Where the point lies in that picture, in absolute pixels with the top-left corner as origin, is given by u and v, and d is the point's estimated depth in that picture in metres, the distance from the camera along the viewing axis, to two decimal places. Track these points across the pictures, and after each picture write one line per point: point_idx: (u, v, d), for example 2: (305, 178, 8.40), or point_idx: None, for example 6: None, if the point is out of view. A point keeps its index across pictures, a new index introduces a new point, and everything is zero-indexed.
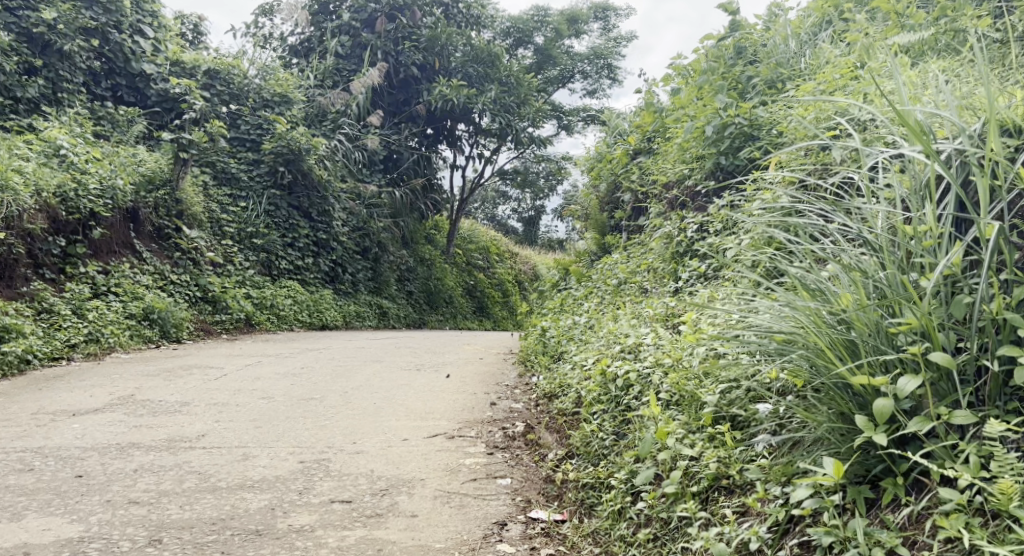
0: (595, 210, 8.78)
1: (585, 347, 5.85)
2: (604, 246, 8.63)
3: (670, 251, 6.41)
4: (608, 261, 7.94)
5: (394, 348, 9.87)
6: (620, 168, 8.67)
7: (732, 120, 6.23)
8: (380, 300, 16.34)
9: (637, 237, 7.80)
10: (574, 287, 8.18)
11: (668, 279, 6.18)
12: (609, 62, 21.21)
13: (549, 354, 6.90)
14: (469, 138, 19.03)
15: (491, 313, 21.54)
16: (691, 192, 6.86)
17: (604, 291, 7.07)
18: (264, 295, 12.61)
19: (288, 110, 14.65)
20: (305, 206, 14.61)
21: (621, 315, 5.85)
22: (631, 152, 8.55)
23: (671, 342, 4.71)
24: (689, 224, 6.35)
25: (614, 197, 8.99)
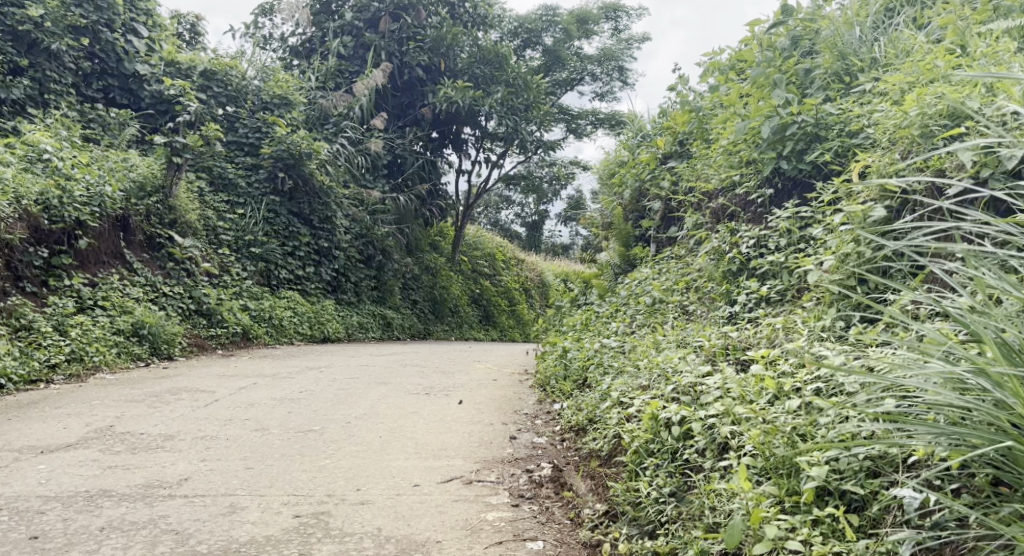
0: (617, 217, 8.14)
1: (623, 376, 5.25)
2: (629, 258, 7.99)
3: (720, 270, 5.87)
4: (636, 276, 7.31)
5: (405, 364, 9.26)
6: (648, 173, 8.03)
7: (795, 118, 5.67)
8: (384, 310, 15.71)
9: (673, 251, 7.16)
10: (599, 304, 7.54)
11: (719, 301, 5.63)
12: (619, 64, 20.62)
13: (576, 380, 6.30)
14: (476, 143, 18.42)
15: (498, 322, 20.88)
16: (744, 201, 6.34)
17: (639, 312, 6.48)
18: (263, 307, 11.97)
19: (289, 113, 14.01)
20: (306, 213, 13.93)
21: (674, 342, 5.28)
22: (658, 158, 7.92)
23: (740, 384, 4.20)
24: (744, 237, 5.86)
25: (640, 204, 8.34)
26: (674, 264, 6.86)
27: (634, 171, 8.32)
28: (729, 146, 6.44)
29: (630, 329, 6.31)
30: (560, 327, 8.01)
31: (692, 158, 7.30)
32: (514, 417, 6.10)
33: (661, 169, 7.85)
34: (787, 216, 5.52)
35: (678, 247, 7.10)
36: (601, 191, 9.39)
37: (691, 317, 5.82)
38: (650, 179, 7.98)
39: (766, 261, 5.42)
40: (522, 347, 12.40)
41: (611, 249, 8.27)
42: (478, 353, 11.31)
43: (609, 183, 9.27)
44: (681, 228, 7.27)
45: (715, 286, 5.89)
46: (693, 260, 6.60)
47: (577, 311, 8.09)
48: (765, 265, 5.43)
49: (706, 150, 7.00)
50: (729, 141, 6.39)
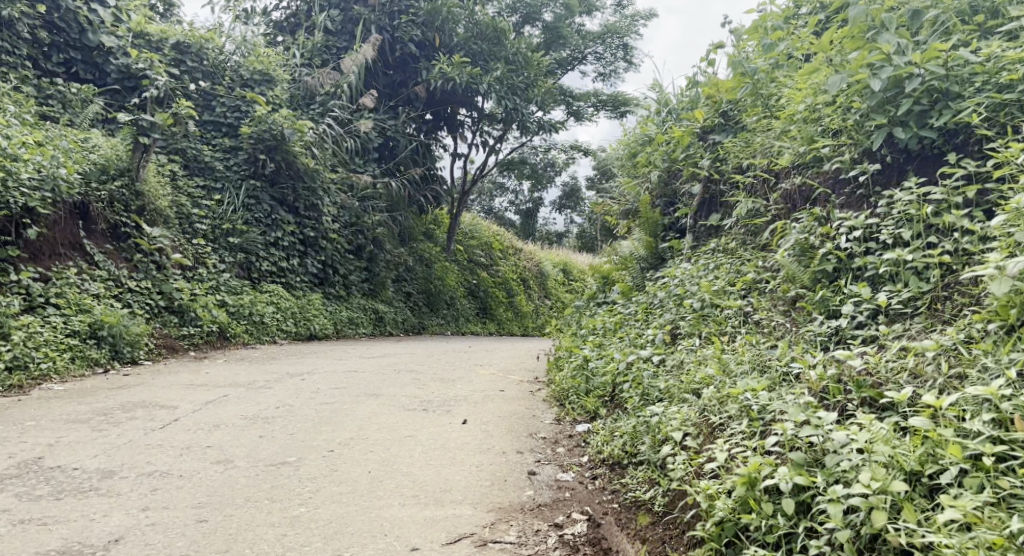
0: (643, 204, 7.09)
1: (693, 408, 4.39)
2: (661, 251, 6.96)
3: (810, 271, 4.96)
4: (675, 275, 6.30)
5: (405, 367, 8.31)
6: (684, 153, 7.04)
7: (914, 69, 4.81)
8: (376, 304, 14.68)
9: (725, 246, 6.16)
10: (630, 305, 6.51)
11: (817, 313, 4.75)
12: (624, 42, 19.59)
13: (610, 399, 5.35)
14: (472, 126, 17.40)
15: (495, 315, 19.85)
16: (832, 178, 5.41)
17: (689, 321, 5.52)
18: (241, 302, 10.91)
19: (271, 90, 12.88)
20: (290, 199, 12.85)
21: (768, 366, 4.46)
22: (692, 134, 6.97)
23: (908, 448, 3.48)
24: (839, 229, 4.96)
25: (672, 190, 7.27)
26: (729, 261, 5.90)
27: (664, 151, 7.32)
28: (809, 108, 5.63)
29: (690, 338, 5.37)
30: (579, 331, 6.99)
31: (755, 124, 6.37)
32: (531, 442, 5.12)
33: (700, 145, 6.90)
34: (912, 196, 4.70)
35: (735, 240, 6.10)
36: (619, 175, 8.36)
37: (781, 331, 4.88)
38: (690, 163, 6.99)
39: (885, 260, 4.60)
40: (535, 345, 11.52)
41: (634, 239, 7.23)
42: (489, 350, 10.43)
43: (628, 166, 8.27)
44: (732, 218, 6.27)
45: (804, 292, 4.97)
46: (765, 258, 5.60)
47: (597, 312, 7.09)
48: (883, 266, 4.61)
49: (771, 119, 6.16)
50: (809, 104, 5.59)
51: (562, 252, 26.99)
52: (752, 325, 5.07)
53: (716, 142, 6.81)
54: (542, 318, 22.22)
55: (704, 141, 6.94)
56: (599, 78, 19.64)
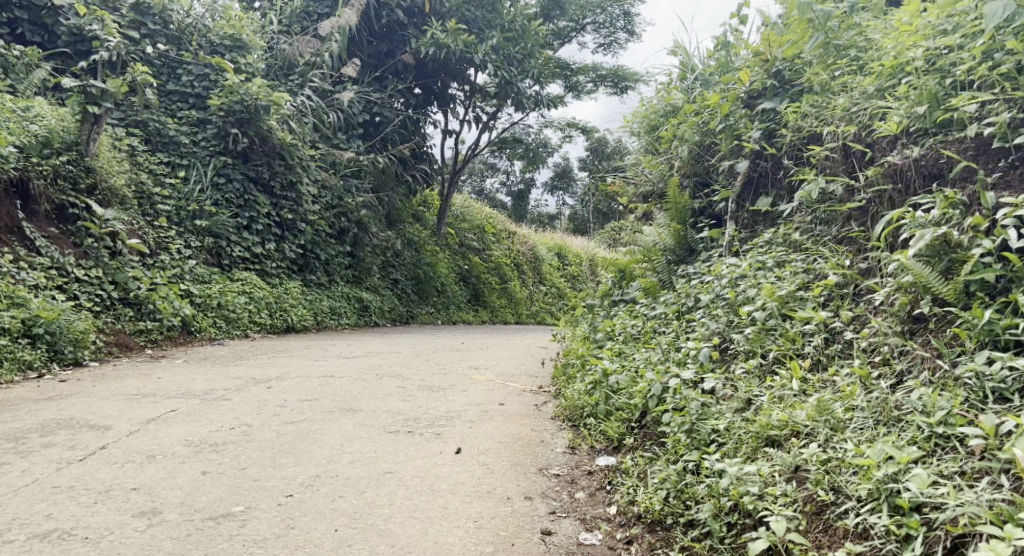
0: (671, 186, 6.19)
1: (783, 472, 3.68)
2: (696, 240, 6.06)
3: (953, 286, 3.95)
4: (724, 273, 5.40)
5: (393, 369, 7.32)
6: (722, 124, 6.15)
7: None
8: (360, 293, 13.69)
9: (791, 239, 5.27)
10: (663, 309, 5.57)
11: (969, 341, 3.81)
12: (624, 11, 18.56)
13: (652, 431, 4.42)
14: (465, 101, 16.33)
15: (488, 302, 18.85)
16: (966, 148, 4.41)
17: (747, 337, 4.67)
18: (209, 292, 9.89)
19: (244, 57, 11.74)
20: (265, 177, 11.73)
21: (898, 422, 3.70)
22: (738, 100, 6.14)
23: None
24: (1006, 225, 3.89)
25: (711, 170, 6.35)
26: (796, 258, 5.02)
27: (698, 121, 6.41)
28: (929, 53, 4.79)
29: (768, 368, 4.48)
30: (595, 334, 6.02)
31: (837, 79, 5.46)
32: (542, 482, 4.21)
33: (745, 114, 6.03)
34: None
35: (801, 234, 5.22)
36: (635, 153, 7.38)
37: (923, 366, 3.93)
38: (734, 139, 6.11)
39: None
40: (536, 339, 10.63)
41: (658, 225, 6.31)
42: (486, 346, 9.48)
43: (649, 143, 7.27)
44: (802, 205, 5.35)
45: (948, 310, 3.97)
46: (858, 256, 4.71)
47: (616, 312, 6.19)
48: None
49: (857, 76, 5.24)
50: (930, 48, 4.75)
51: (555, 235, 25.92)
52: (862, 351, 4.20)
53: (768, 115, 5.86)
54: (536, 305, 21.20)
55: (755, 112, 6.01)
56: (599, 49, 18.61)
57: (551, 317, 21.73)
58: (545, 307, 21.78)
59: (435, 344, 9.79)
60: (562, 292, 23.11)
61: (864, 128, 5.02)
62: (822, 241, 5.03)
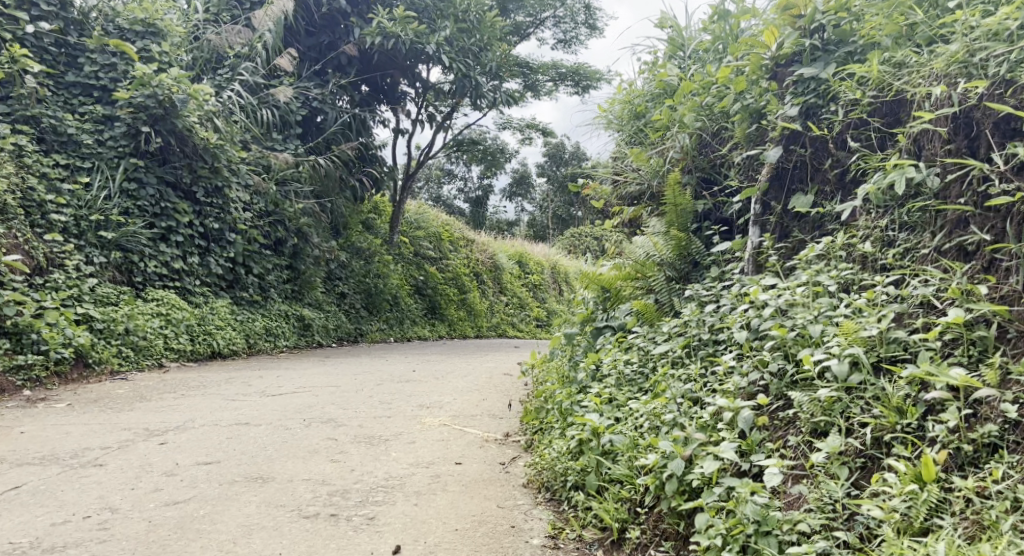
0: (671, 186, 5.11)
1: None
2: (705, 259, 5.04)
3: None
4: (760, 304, 4.34)
5: (332, 410, 6.11)
6: (736, 104, 5.16)
7: None
8: (300, 309, 12.38)
9: (861, 254, 4.26)
10: (671, 345, 4.56)
11: None
12: (586, 4, 17.57)
13: (678, 530, 3.54)
14: (416, 99, 15.25)
15: (446, 315, 17.57)
16: None
17: (813, 398, 3.71)
18: (114, 316, 8.48)
19: (159, 45, 10.33)
20: (186, 182, 10.36)
21: None
22: (751, 81, 5.15)
23: None
24: None
25: (719, 172, 5.42)
26: (883, 280, 4.02)
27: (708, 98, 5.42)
28: None
29: (858, 454, 3.50)
30: (583, 370, 4.98)
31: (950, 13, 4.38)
32: None
33: (762, 90, 5.04)
34: None
35: (879, 248, 4.21)
36: (615, 146, 6.28)
37: None
38: (757, 118, 5.12)
39: None
40: (501, 362, 9.44)
41: (653, 233, 5.24)
42: (442, 373, 8.31)
43: (638, 134, 6.10)
44: (871, 205, 4.38)
45: None
46: (1004, 278, 3.70)
47: (604, 343, 5.11)
48: None
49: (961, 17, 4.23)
50: None
51: (516, 242, 24.71)
52: None
53: (811, 88, 4.79)
54: (496, 317, 19.97)
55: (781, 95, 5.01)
56: (561, 44, 17.60)
57: (512, 329, 20.50)
58: (506, 319, 20.54)
59: (383, 370, 8.57)
60: (523, 302, 21.90)
61: (996, 84, 3.96)
62: (926, 259, 4.00)
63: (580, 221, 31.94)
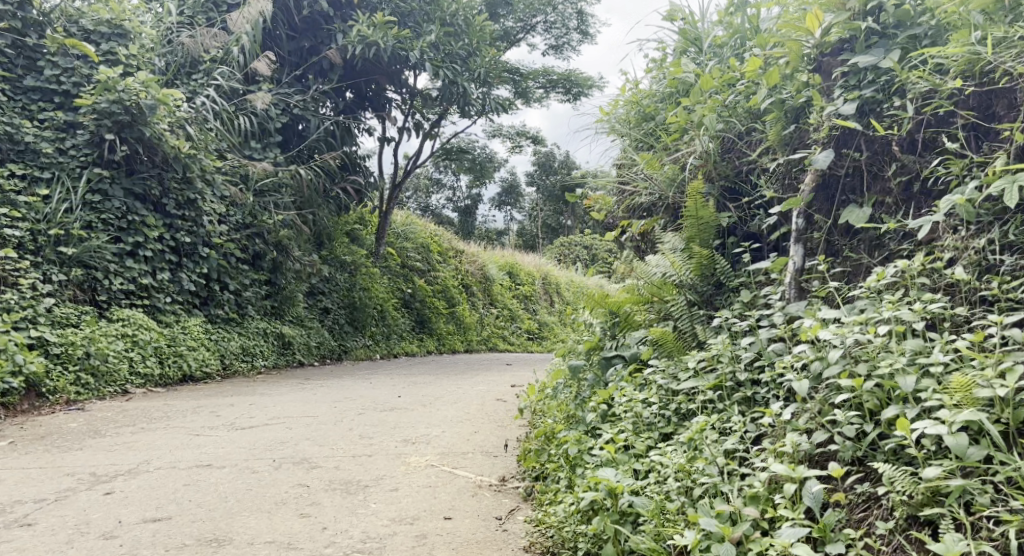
0: (693, 197, 4.59)
1: None
2: (733, 283, 4.52)
3: None
4: (819, 343, 3.80)
5: (309, 447, 5.53)
6: (768, 100, 4.63)
7: None
8: (280, 327, 11.73)
9: (948, 281, 3.76)
10: (698, 385, 4.08)
11: None
12: (577, 9, 17.02)
13: None
14: (403, 106, 14.64)
15: (434, 329, 16.94)
16: None
17: (909, 474, 3.24)
18: (72, 339, 7.84)
19: (125, 48, 9.72)
20: (155, 194, 9.73)
21: None
22: (786, 74, 4.64)
23: None
24: None
25: (745, 180, 4.88)
26: (995, 321, 3.47)
27: (736, 94, 4.89)
28: None
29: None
30: (594, 409, 4.49)
31: None
32: None
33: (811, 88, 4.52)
34: None
35: (975, 278, 3.70)
36: (620, 154, 5.70)
37: None
38: (795, 116, 4.62)
39: None
40: (496, 384, 8.82)
41: (671, 251, 4.74)
42: (432, 397, 7.70)
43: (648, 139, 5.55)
44: (958, 221, 3.85)
45: None
46: None
47: (619, 381, 4.54)
48: None
49: None
50: None
51: (507, 252, 24.09)
52: None
53: (879, 82, 4.27)
54: (487, 330, 19.35)
55: (826, 89, 4.50)
56: (552, 50, 17.04)
57: (504, 342, 19.86)
58: (497, 332, 19.90)
59: (367, 394, 7.95)
60: (515, 315, 21.26)
61: None
62: None
63: (571, 230, 31.39)
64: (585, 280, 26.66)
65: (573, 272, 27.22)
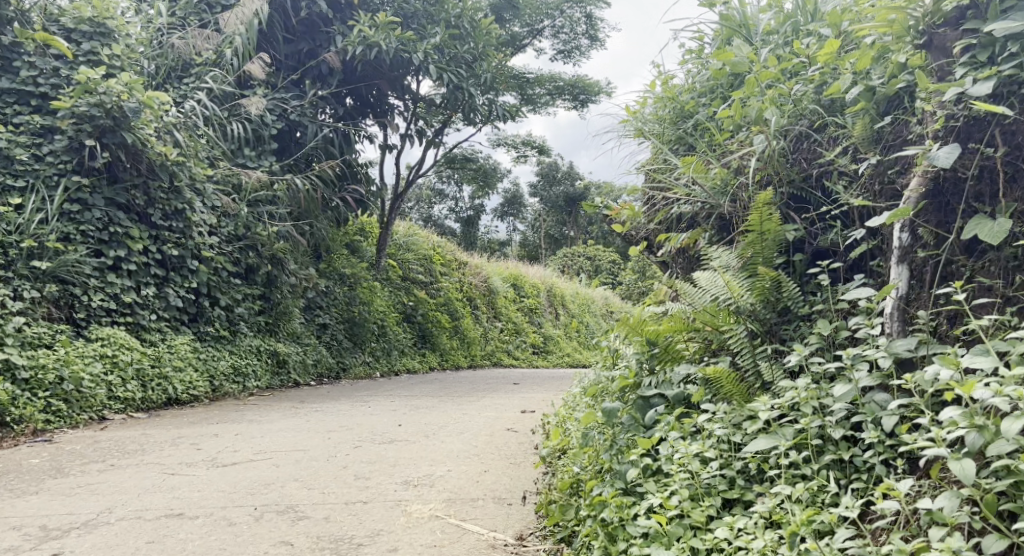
0: (758, 211, 4.03)
1: None
2: (802, 312, 3.96)
3: None
4: (974, 408, 3.09)
5: (298, 491, 4.86)
6: (854, 89, 4.10)
7: None
8: (274, 344, 11.07)
9: None
10: (777, 443, 3.47)
11: None
12: (586, 12, 16.42)
13: None
14: (405, 113, 14.03)
15: (438, 345, 16.26)
16: None
17: None
18: (44, 361, 7.21)
19: (109, 48, 9.10)
20: (140, 204, 9.10)
21: None
22: (874, 56, 4.10)
23: None
24: None
25: (815, 187, 4.31)
26: None
27: (802, 83, 4.42)
28: None
29: None
30: (636, 461, 3.86)
31: None
32: None
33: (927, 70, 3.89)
34: None
35: None
36: (660, 162, 5.14)
37: None
38: (886, 106, 4.09)
39: None
40: (507, 409, 8.16)
41: (725, 270, 4.21)
42: (436, 426, 7.02)
43: (690, 138, 5.10)
44: None
45: None
46: None
47: (667, 429, 3.91)
48: None
49: None
50: None
51: (511, 264, 23.43)
52: None
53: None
54: (491, 344, 18.67)
55: (939, 70, 3.86)
56: (560, 55, 16.45)
57: (508, 356, 19.17)
58: (501, 346, 19.22)
59: (367, 422, 7.31)
60: (520, 328, 20.59)
61: None
62: None
63: (574, 241, 30.74)
64: (591, 292, 25.96)
65: (577, 283, 26.54)
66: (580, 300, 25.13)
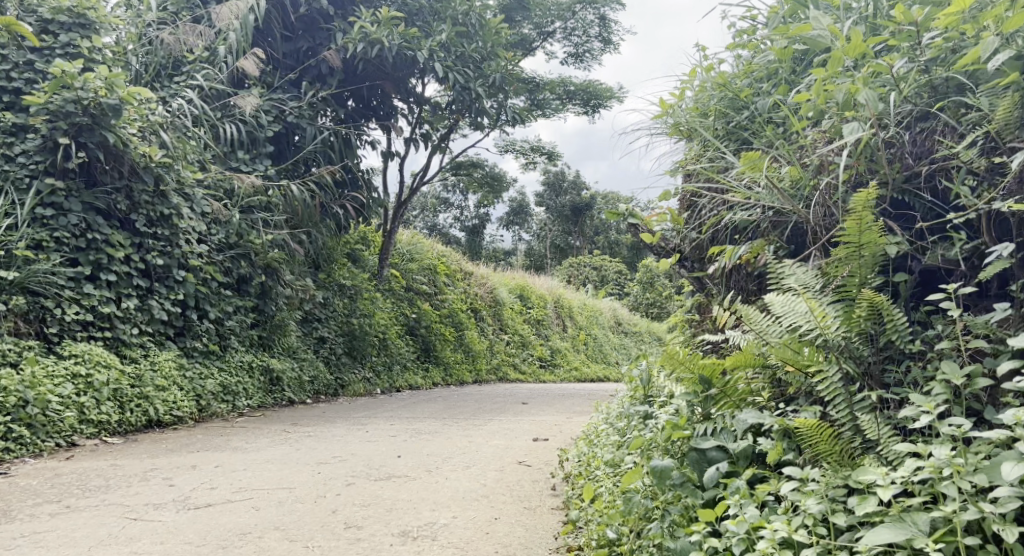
0: (858, 217, 3.47)
1: None
2: (912, 349, 3.40)
3: None
4: None
5: (277, 544, 4.15)
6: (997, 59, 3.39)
7: None
8: (268, 360, 10.35)
9: None
10: (912, 537, 2.80)
11: None
12: (599, 13, 15.77)
13: None
14: (409, 116, 13.38)
15: (441, 358, 15.52)
16: None
17: None
18: (7, 381, 6.56)
19: (89, 40, 8.44)
20: (122, 209, 8.43)
21: None
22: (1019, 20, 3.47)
23: None
24: None
25: (925, 191, 3.71)
26: None
27: (904, 58, 3.79)
28: None
29: None
30: (697, 542, 3.26)
31: None
32: None
33: None
34: None
35: None
36: (713, 165, 4.61)
37: None
38: None
39: None
40: (519, 435, 7.45)
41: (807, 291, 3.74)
42: (440, 457, 6.31)
43: (745, 133, 4.59)
44: None
45: None
46: None
47: (738, 498, 3.29)
48: None
49: None
50: None
51: (517, 274, 22.70)
52: None
53: None
54: (497, 357, 17.94)
55: None
56: (571, 57, 15.81)
57: (515, 370, 18.42)
58: (508, 359, 18.49)
59: (366, 451, 6.62)
60: (526, 340, 19.85)
61: None
62: None
63: (580, 251, 30.04)
64: (598, 303, 25.21)
65: (584, 294, 25.79)
66: (588, 311, 24.37)
